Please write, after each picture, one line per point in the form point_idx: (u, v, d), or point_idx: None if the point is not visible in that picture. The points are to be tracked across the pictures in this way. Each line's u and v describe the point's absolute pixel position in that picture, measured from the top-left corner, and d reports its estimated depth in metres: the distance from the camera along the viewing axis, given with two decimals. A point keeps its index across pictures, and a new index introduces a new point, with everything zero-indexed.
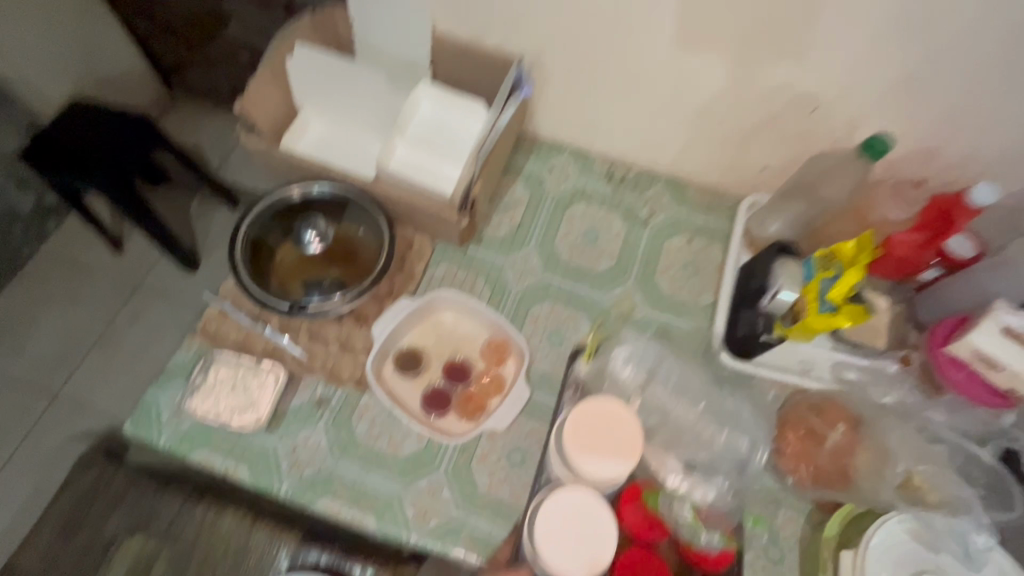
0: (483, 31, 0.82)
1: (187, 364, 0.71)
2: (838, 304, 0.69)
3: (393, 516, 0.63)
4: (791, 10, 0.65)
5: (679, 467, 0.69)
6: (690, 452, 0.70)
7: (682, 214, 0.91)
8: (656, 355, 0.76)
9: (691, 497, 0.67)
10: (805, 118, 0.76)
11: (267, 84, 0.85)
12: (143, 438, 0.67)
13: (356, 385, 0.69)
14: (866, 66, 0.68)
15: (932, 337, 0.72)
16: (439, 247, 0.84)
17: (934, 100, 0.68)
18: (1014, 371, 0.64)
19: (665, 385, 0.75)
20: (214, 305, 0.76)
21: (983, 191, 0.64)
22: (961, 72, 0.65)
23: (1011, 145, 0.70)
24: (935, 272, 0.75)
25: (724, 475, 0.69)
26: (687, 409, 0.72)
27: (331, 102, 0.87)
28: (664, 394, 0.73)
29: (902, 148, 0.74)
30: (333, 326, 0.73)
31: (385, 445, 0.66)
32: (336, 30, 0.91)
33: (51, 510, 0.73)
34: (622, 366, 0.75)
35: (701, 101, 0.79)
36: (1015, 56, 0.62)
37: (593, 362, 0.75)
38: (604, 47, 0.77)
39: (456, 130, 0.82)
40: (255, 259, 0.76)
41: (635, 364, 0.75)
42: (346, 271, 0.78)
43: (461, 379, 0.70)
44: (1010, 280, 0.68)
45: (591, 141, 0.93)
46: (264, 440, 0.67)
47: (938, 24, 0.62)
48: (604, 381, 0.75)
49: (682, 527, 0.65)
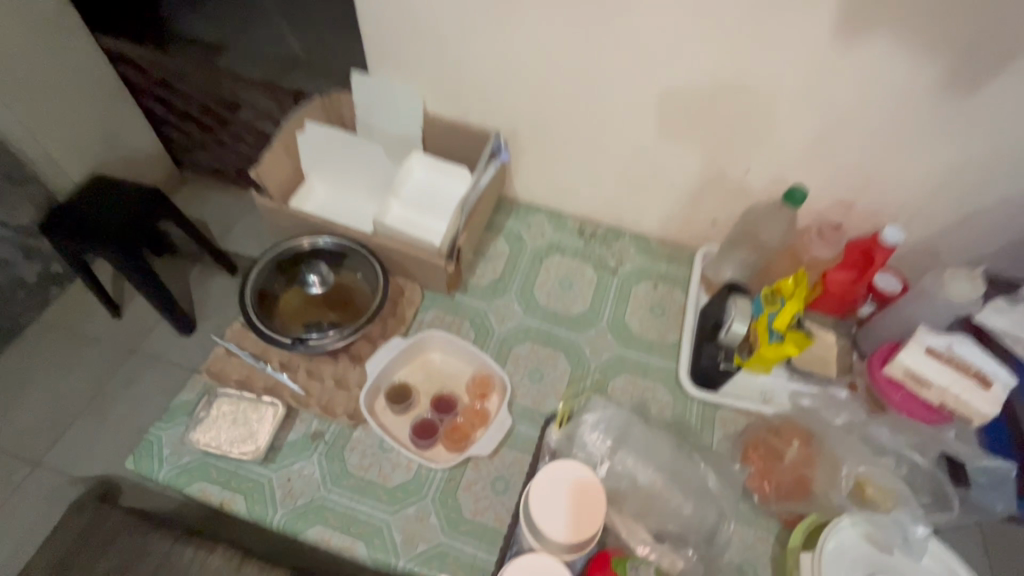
0: (465, 112, 0.96)
1: (191, 402, 0.78)
2: (784, 333, 0.79)
3: (383, 541, 0.69)
4: (717, 88, 0.78)
5: (650, 538, 0.68)
6: (658, 521, 0.69)
7: (646, 263, 1.02)
8: (622, 421, 0.76)
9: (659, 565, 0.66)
10: (743, 175, 0.88)
11: (280, 155, 0.93)
12: (146, 471, 0.73)
13: (350, 419, 0.78)
14: (786, 130, 0.80)
15: (871, 360, 0.78)
16: (429, 295, 0.94)
17: (847, 158, 0.80)
18: (941, 386, 0.71)
19: (634, 452, 0.74)
20: (220, 346, 0.83)
21: (891, 231, 0.76)
22: (863, 136, 0.77)
23: (918, 196, 0.81)
24: (870, 307, 0.87)
25: (693, 546, 0.68)
26: (652, 478, 0.71)
27: (335, 170, 0.96)
28: (634, 461, 0.72)
29: (828, 199, 0.86)
30: (329, 366, 0.82)
31: (377, 475, 0.75)
32: (342, 114, 1.03)
33: (50, 547, 0.78)
34: (590, 432, 0.74)
35: (653, 162, 0.91)
36: (905, 123, 0.74)
37: (563, 431, 0.75)
38: (567, 122, 0.91)
39: (446, 192, 0.92)
40: (262, 303, 0.82)
41: (603, 431, 0.74)
42: (343, 315, 0.84)
43: (448, 412, 0.80)
44: (929, 307, 0.77)
45: (565, 201, 1.06)
46: (262, 472, 0.73)
47: (837, 99, 0.74)
48: (574, 448, 0.74)
49: None
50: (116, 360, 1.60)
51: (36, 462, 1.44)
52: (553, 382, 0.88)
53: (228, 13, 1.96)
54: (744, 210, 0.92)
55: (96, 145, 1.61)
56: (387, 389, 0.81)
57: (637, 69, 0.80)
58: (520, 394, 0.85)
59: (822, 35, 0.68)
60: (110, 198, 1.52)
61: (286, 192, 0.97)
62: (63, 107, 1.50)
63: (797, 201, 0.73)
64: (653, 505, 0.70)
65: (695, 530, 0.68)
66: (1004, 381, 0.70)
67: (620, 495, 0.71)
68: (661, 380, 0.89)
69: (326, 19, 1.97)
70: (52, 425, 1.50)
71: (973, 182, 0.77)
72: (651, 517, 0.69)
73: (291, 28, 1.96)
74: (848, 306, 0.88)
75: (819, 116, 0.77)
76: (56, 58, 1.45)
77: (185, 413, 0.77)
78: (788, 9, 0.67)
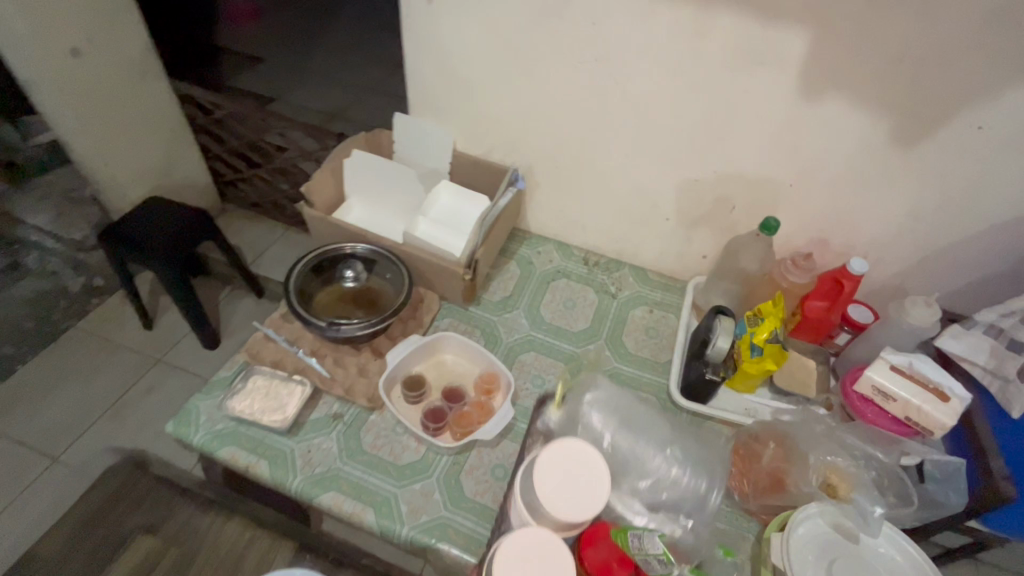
0: (489, 150, 1.11)
1: (229, 377, 0.87)
2: (764, 348, 0.89)
3: (389, 510, 0.76)
4: (703, 136, 0.92)
5: (644, 510, 0.74)
6: (651, 495, 0.75)
7: (643, 290, 1.12)
8: (619, 402, 0.82)
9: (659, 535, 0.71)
10: (728, 214, 1.00)
11: (328, 177, 1.08)
12: (183, 434, 0.81)
13: (368, 403, 0.86)
14: (764, 172, 0.93)
15: (844, 379, 0.86)
16: (445, 305, 1.05)
17: (817, 200, 0.93)
18: (905, 400, 0.78)
19: (632, 432, 0.79)
20: (260, 331, 0.93)
21: (857, 262, 0.86)
22: (830, 181, 0.90)
23: (880, 236, 0.92)
24: (847, 335, 0.95)
25: (687, 516, 0.74)
26: (650, 451, 0.77)
27: (373, 193, 1.11)
28: (634, 439, 0.78)
29: (803, 237, 0.98)
30: (353, 357, 0.92)
31: (388, 454, 0.82)
32: (382, 147, 1.19)
33: (84, 505, 0.85)
34: (591, 412, 0.81)
35: (650, 199, 1.04)
36: (863, 171, 0.86)
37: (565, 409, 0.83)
38: (576, 161, 1.05)
39: (468, 216, 1.06)
40: (302, 293, 0.94)
41: (604, 411, 0.81)
42: (369, 312, 0.95)
43: (456, 402, 0.88)
44: (894, 332, 0.86)
45: (572, 233, 1.18)
46: (286, 443, 0.81)
47: (805, 148, 0.87)
48: (577, 426, 0.81)
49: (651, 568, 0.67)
50: (142, 369, 1.70)
51: (54, 457, 1.50)
52: (553, 387, 0.96)
53: (283, 71, 2.22)
54: (730, 245, 1.04)
55: (154, 172, 1.80)
56: (403, 380, 0.89)
57: (637, 118, 0.94)
58: (523, 395, 0.93)
59: (790, 94, 0.82)
60: (158, 216, 1.65)
61: (328, 209, 1.12)
62: (133, 138, 1.69)
63: (771, 230, 0.85)
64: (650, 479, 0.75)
65: (688, 500, 0.74)
66: (961, 397, 0.77)
67: (619, 473, 0.76)
68: (652, 393, 0.97)
69: (368, 80, 2.23)
70: (74, 425, 1.57)
71: (927, 225, 0.88)
72: (645, 490, 0.75)
73: (337, 86, 2.21)
74: (826, 334, 0.97)
75: (792, 163, 0.90)
76: (135, 98, 1.66)
77: (221, 387, 0.86)
78: (761, 72, 0.81)
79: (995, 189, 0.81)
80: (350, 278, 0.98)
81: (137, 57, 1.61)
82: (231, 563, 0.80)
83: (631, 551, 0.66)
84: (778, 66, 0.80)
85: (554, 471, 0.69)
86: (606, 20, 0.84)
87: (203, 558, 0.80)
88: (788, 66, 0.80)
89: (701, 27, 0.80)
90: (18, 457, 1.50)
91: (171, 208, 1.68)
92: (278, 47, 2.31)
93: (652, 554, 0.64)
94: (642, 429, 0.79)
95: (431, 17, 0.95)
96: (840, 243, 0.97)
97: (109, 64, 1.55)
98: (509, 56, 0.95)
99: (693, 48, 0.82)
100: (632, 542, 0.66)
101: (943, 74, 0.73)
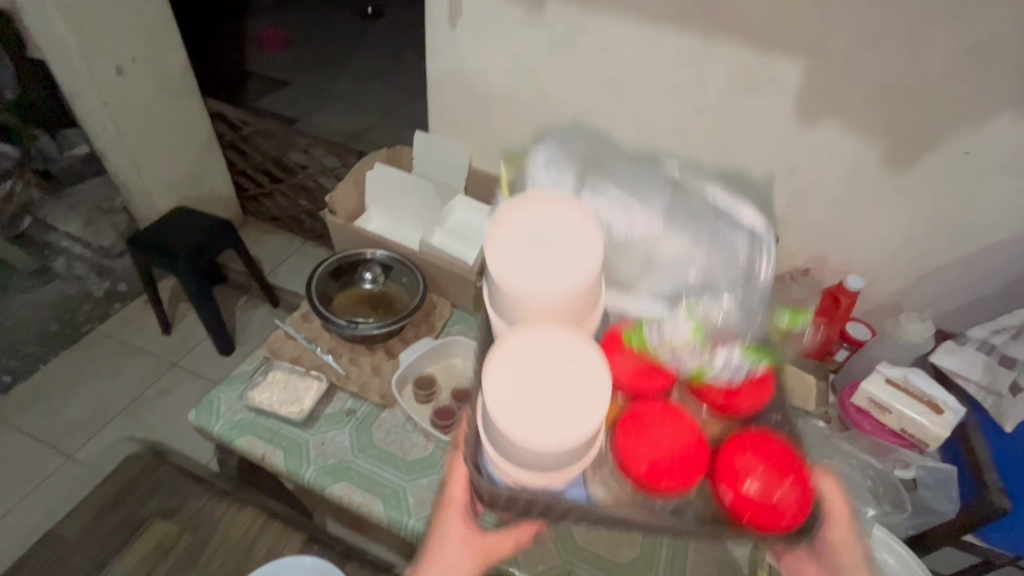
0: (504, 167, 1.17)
1: (249, 371, 0.92)
2: None
3: (397, 502, 0.79)
4: (707, 158, 0.97)
5: (667, 294, 0.63)
6: (669, 279, 0.65)
7: None
8: (570, 157, 0.85)
9: (691, 308, 0.60)
10: None
11: (349, 188, 1.15)
12: (204, 423, 0.85)
13: (380, 401, 0.90)
14: (765, 193, 0.97)
15: (841, 392, 0.89)
16: (457, 311, 1.09)
17: (815, 222, 0.97)
18: (899, 412, 0.81)
19: (602, 198, 0.72)
20: (281, 330, 0.98)
21: (853, 278, 0.90)
22: (828, 202, 0.94)
23: (878, 255, 0.96)
24: (846, 352, 0.99)
25: (729, 288, 0.63)
26: (632, 224, 0.68)
27: (391, 204, 1.17)
28: (608, 188, 0.74)
29: (803, 255, 1.02)
30: (367, 356, 0.96)
31: (397, 449, 0.85)
32: (402, 163, 1.26)
33: (104, 489, 0.89)
34: (538, 167, 0.79)
35: None
36: (859, 193, 0.91)
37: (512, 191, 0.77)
38: None
39: (480, 227, 1.11)
40: (322, 294, 0.99)
41: (550, 162, 0.80)
42: (384, 315, 0.99)
43: (464, 403, 0.91)
44: (889, 348, 0.89)
45: None
46: (300, 433, 0.85)
47: (802, 171, 0.92)
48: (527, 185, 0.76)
49: (688, 361, 0.57)
50: (159, 371, 1.75)
51: (70, 454, 1.54)
52: None
53: (308, 93, 2.33)
54: None
55: (183, 185, 1.89)
56: (414, 380, 0.93)
57: (643, 139, 1.00)
58: None
59: (786, 118, 0.88)
60: (185, 228, 1.72)
61: (349, 219, 1.18)
62: (167, 153, 1.79)
63: None
64: (640, 262, 0.66)
65: (721, 270, 0.65)
66: (955, 409, 0.79)
67: (621, 247, 0.66)
68: None
69: (388, 104, 2.33)
70: (90, 423, 1.61)
71: (921, 244, 0.92)
72: (652, 280, 0.65)
73: (359, 109, 2.31)
74: (825, 351, 1.00)
75: (790, 184, 0.94)
76: (171, 116, 1.76)
77: (242, 380, 0.90)
78: (760, 97, 0.87)
79: (985, 210, 0.85)
80: (369, 280, 1.04)
81: (175, 77, 1.72)
82: (243, 549, 0.83)
83: (655, 346, 0.57)
84: (775, 93, 0.86)
85: (527, 242, 0.52)
86: (616, 47, 0.91)
87: (216, 544, 0.83)
88: (785, 92, 0.85)
89: (704, 55, 0.86)
90: (36, 452, 1.55)
91: (198, 214, 1.77)
92: (304, 72, 2.43)
93: (678, 341, 0.57)
94: (624, 204, 0.71)
95: (454, 43, 1.03)
96: (839, 261, 1.00)
97: (150, 82, 1.65)
98: (524, 79, 1.02)
99: (696, 74, 0.89)
100: (652, 336, 0.58)
101: (930, 102, 0.78)
